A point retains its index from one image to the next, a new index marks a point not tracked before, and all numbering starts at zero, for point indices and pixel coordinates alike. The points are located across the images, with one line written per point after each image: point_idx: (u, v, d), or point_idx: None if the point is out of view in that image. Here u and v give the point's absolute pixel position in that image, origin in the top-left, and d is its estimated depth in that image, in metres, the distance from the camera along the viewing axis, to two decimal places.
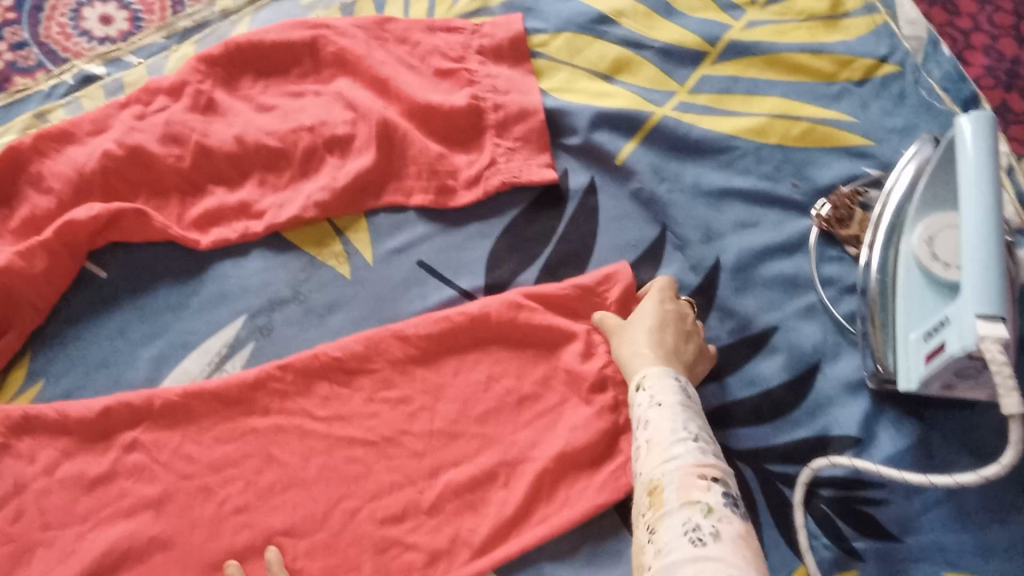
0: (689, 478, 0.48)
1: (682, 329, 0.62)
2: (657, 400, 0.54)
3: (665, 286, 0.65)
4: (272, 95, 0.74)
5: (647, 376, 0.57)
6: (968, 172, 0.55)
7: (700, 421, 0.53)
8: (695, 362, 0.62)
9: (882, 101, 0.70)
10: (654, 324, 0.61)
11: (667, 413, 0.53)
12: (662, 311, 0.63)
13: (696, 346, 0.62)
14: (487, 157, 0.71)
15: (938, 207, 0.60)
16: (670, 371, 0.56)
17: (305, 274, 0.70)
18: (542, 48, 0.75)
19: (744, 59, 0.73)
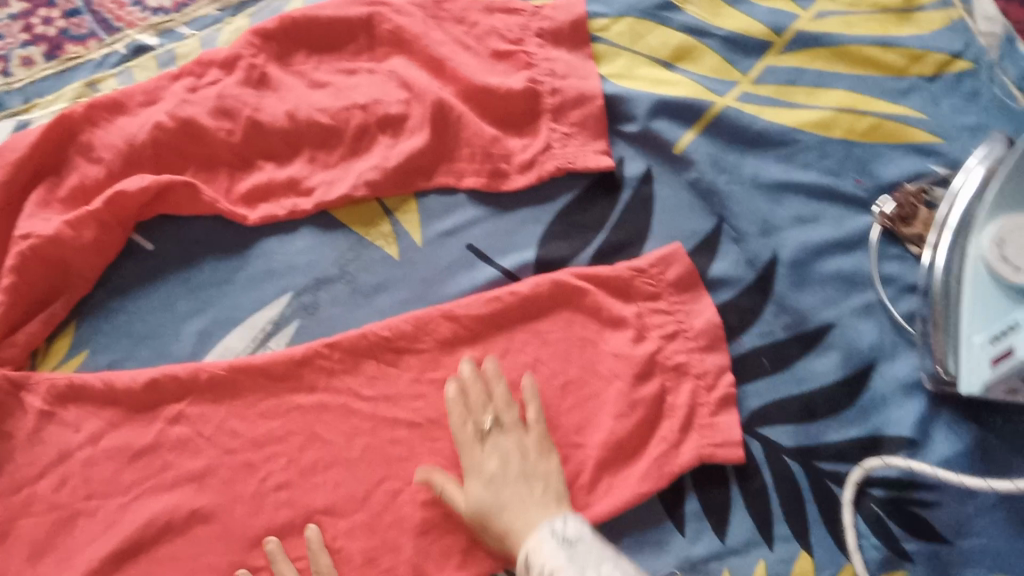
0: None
1: (503, 483, 0.58)
2: (549, 571, 0.51)
3: (456, 411, 0.62)
4: (326, 71, 0.73)
5: (526, 547, 0.54)
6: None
7: (592, 552, 0.51)
8: (548, 480, 0.59)
9: (953, 97, 0.68)
10: (489, 498, 0.58)
11: (560, 573, 0.50)
12: (501, 447, 0.60)
13: (539, 464, 0.59)
14: (543, 142, 0.70)
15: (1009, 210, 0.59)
16: (541, 530, 0.54)
17: (353, 253, 0.70)
18: (603, 33, 0.73)
19: (813, 50, 0.71)
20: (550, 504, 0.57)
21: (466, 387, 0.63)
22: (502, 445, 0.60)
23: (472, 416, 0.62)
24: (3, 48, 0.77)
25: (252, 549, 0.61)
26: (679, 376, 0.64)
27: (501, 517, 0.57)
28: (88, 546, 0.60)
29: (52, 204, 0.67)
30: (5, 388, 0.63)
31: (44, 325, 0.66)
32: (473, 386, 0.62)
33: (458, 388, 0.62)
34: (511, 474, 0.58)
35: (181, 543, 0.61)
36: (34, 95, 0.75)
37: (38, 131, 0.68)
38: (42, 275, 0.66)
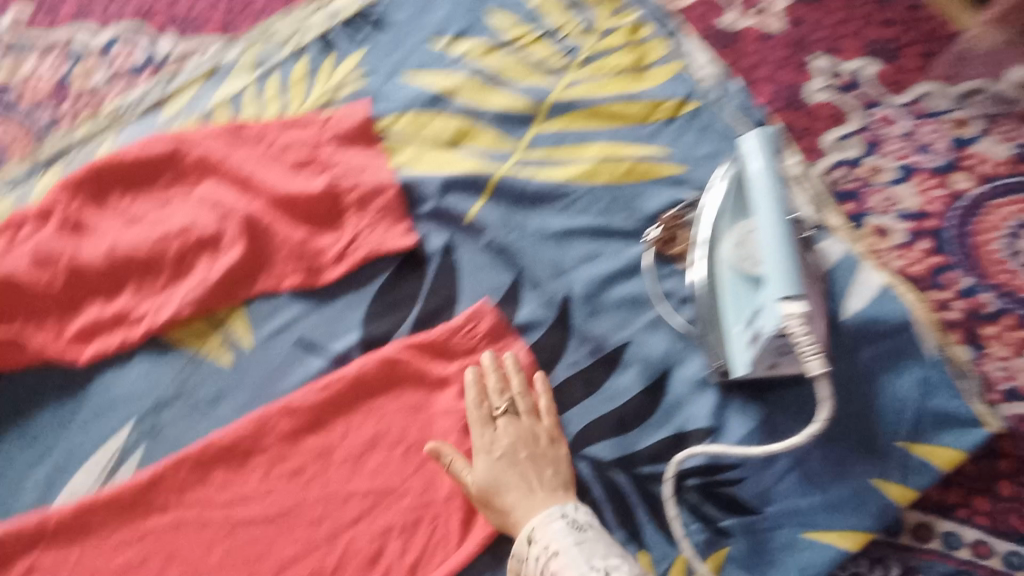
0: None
1: (522, 465, 0.65)
2: (551, 551, 0.56)
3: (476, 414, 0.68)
4: (139, 206, 0.78)
5: (535, 527, 0.59)
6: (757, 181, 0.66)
7: (598, 546, 0.56)
8: (550, 467, 0.65)
9: (690, 133, 0.81)
10: (500, 474, 0.64)
11: (566, 558, 0.54)
12: (515, 427, 0.67)
13: (546, 453, 0.66)
14: (350, 234, 0.76)
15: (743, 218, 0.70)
16: (554, 515, 0.60)
17: (188, 370, 0.73)
18: (389, 127, 0.82)
19: (571, 114, 0.82)
20: (553, 489, 0.64)
21: (479, 377, 0.70)
22: (529, 426, 0.67)
23: (487, 401, 0.69)
24: None
25: None
26: None
27: (504, 496, 0.63)
28: None
29: None
30: None
31: None
32: (495, 372, 0.70)
33: (477, 374, 0.70)
34: (519, 455, 0.65)
35: None
36: None
37: None
38: None
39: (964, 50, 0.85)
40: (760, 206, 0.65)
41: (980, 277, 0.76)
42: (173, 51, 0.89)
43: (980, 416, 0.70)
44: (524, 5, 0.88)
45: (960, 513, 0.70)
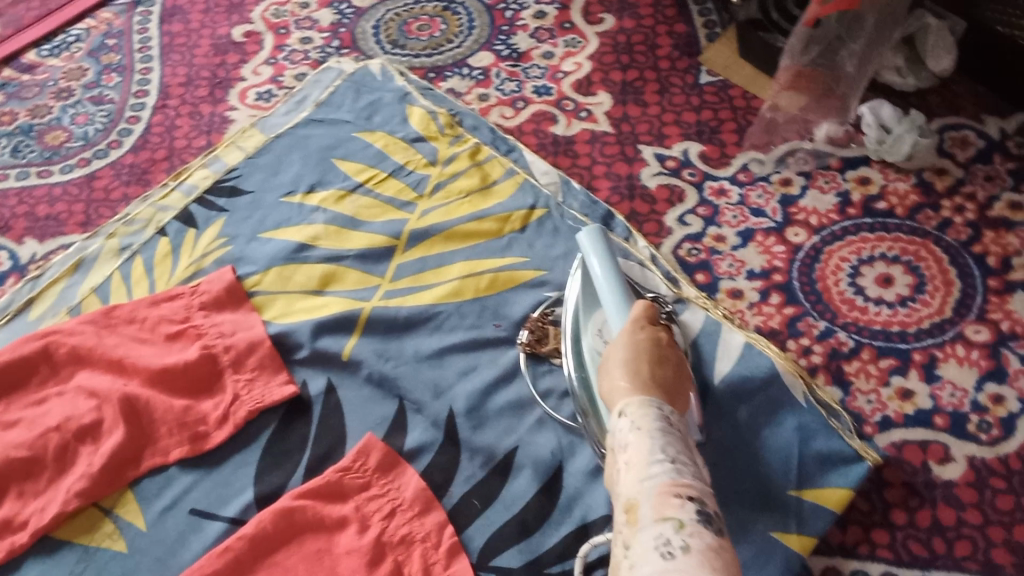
0: (665, 498, 0.48)
1: (649, 360, 0.60)
2: (637, 427, 0.54)
3: (643, 313, 0.64)
4: (16, 409, 0.79)
5: (629, 404, 0.56)
6: (598, 268, 0.71)
7: (681, 444, 0.53)
8: (679, 385, 0.60)
9: (543, 237, 0.85)
10: (625, 357, 0.61)
11: (645, 436, 0.53)
12: (636, 344, 0.61)
13: (675, 369, 0.60)
14: (230, 394, 0.78)
15: (597, 308, 0.74)
16: (652, 402, 0.56)
17: (82, 564, 0.72)
18: (257, 286, 0.85)
19: (428, 240, 0.86)
20: (667, 393, 0.58)
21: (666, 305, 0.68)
22: (673, 354, 0.62)
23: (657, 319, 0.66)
24: None
25: None
26: (408, 546, 0.70)
27: (614, 370, 0.60)
28: None
29: None
30: None
31: None
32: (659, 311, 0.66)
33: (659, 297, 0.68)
34: (658, 357, 0.60)
35: None
36: None
37: None
38: None
39: (768, 121, 0.90)
40: (604, 290, 0.70)
41: (832, 319, 0.79)
42: (35, 254, 0.92)
43: (860, 452, 0.71)
44: (370, 148, 0.94)
45: (863, 550, 0.68)
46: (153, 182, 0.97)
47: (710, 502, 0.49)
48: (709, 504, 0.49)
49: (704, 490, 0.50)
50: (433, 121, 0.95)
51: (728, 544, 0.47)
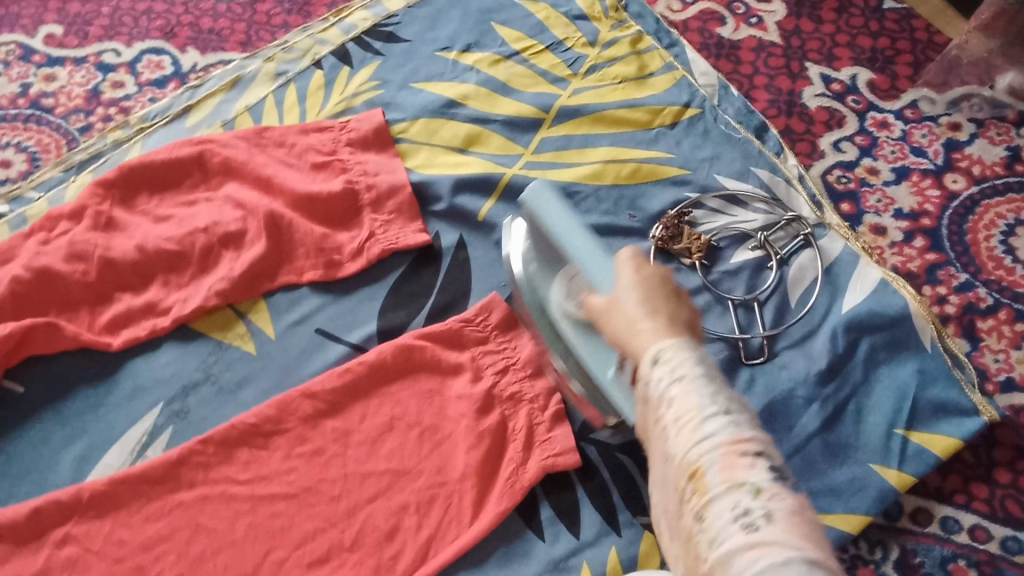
0: (730, 458, 0.42)
1: (659, 299, 0.54)
2: (678, 374, 0.47)
3: (635, 251, 0.59)
4: (168, 206, 0.83)
5: (662, 347, 0.49)
6: (567, 229, 0.69)
7: (727, 389, 0.47)
8: (696, 320, 0.55)
9: (692, 137, 0.85)
10: (641, 295, 0.55)
11: (692, 384, 0.46)
12: (641, 284, 0.56)
13: (688, 304, 0.55)
14: (367, 231, 0.81)
15: (556, 270, 0.72)
16: (685, 343, 0.49)
17: (214, 357, 0.78)
18: (403, 133, 0.87)
19: (577, 119, 0.86)
20: (691, 328, 0.53)
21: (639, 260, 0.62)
22: (675, 290, 0.57)
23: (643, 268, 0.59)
24: None
25: None
26: (515, 403, 0.75)
27: (626, 313, 0.54)
28: None
29: None
30: None
31: None
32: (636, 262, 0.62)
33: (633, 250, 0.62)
34: (663, 295, 0.55)
35: None
36: None
37: None
38: None
39: (951, 60, 0.87)
40: (572, 253, 0.68)
41: (975, 273, 0.78)
42: (196, 65, 0.95)
43: (979, 406, 0.71)
44: (530, 18, 0.93)
45: (959, 499, 0.69)
46: (313, 15, 0.99)
47: (772, 452, 0.44)
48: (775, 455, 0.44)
49: (765, 438, 0.44)
50: (598, 2, 0.94)
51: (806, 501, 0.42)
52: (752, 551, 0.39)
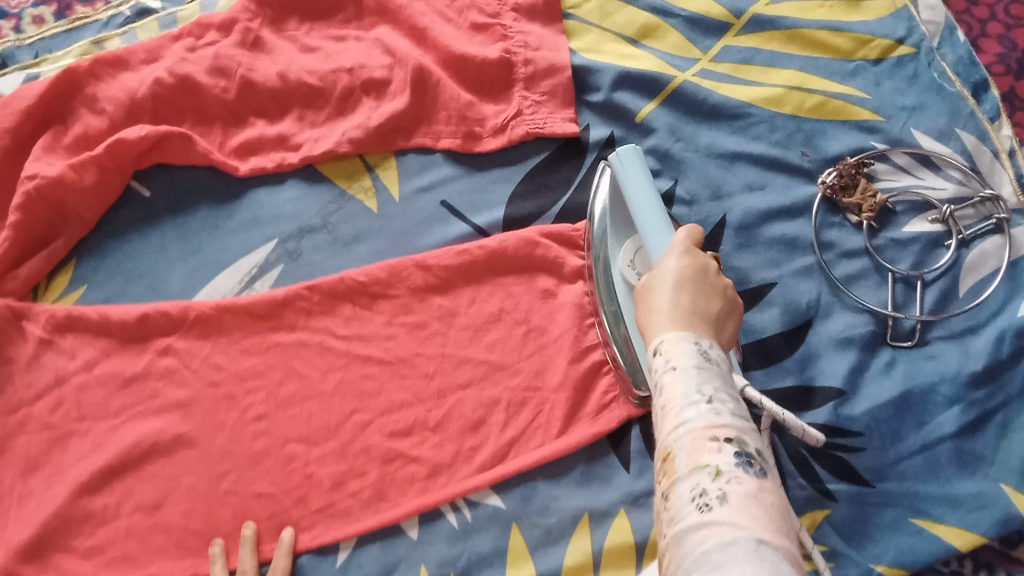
0: (700, 442, 0.41)
1: (690, 286, 0.50)
2: (671, 364, 0.45)
3: (688, 237, 0.54)
4: (317, 37, 0.79)
5: (666, 339, 0.47)
6: (640, 195, 0.62)
7: (722, 379, 0.44)
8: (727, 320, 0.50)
9: (894, 80, 0.74)
10: (674, 278, 0.50)
11: (683, 374, 0.44)
12: (680, 269, 0.51)
13: (726, 300, 0.50)
14: (514, 108, 0.75)
15: (628, 234, 0.67)
16: (687, 335, 0.47)
17: (335, 205, 0.75)
18: (573, 10, 0.79)
19: (767, 33, 0.77)
20: (711, 323, 0.48)
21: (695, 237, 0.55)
22: (719, 280, 0.52)
23: (698, 254, 0.53)
24: (19, 6, 0.86)
25: (228, 479, 0.67)
26: None
27: (653, 298, 0.51)
28: (79, 461, 0.68)
29: (58, 150, 0.74)
30: (8, 318, 0.71)
31: (46, 260, 0.73)
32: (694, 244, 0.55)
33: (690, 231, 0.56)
34: (696, 286, 0.50)
35: (165, 462, 0.68)
36: (42, 50, 0.82)
37: (45, 83, 0.75)
38: (43, 213, 0.73)
39: None
40: (641, 222, 0.60)
41: None
42: None
43: None
44: None
45: None
46: None
47: (754, 438, 0.42)
48: (750, 441, 0.42)
49: (748, 425, 0.42)
50: None
51: (773, 484, 0.41)
52: (703, 533, 0.38)
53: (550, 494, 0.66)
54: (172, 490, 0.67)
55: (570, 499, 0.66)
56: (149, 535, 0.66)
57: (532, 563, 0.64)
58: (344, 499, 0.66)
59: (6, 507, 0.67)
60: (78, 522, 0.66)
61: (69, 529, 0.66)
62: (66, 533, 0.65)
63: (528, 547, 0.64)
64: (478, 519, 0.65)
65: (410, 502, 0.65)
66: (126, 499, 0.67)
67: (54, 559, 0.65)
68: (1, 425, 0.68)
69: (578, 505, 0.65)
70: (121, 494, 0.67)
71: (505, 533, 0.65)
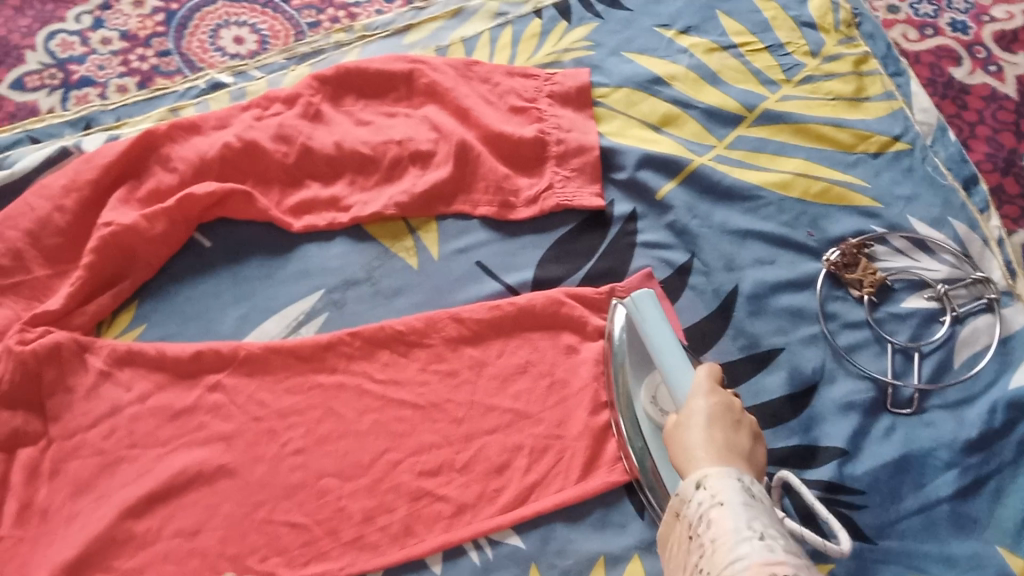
0: (758, 572, 0.42)
1: (718, 423, 0.57)
2: (715, 500, 0.48)
3: (710, 376, 0.61)
4: (371, 113, 0.88)
5: (707, 474, 0.51)
6: (664, 340, 0.66)
7: (770, 520, 0.47)
8: (755, 448, 0.57)
9: (892, 171, 0.82)
10: (705, 419, 0.57)
11: (733, 511, 0.47)
12: (708, 409, 0.58)
13: (750, 432, 0.57)
14: (546, 181, 0.83)
15: (647, 370, 0.72)
16: (729, 470, 0.51)
17: (379, 261, 0.82)
18: (603, 98, 0.88)
19: (777, 125, 0.85)
20: (744, 457, 0.55)
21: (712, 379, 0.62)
22: (737, 414, 0.59)
23: (717, 391, 0.60)
24: (104, 75, 0.96)
25: (265, 508, 0.71)
26: None
27: (683, 438, 0.57)
28: (127, 486, 0.72)
29: (132, 202, 0.83)
30: (73, 350, 0.76)
31: (111, 300, 0.80)
32: (713, 385, 0.61)
33: (710, 371, 0.62)
34: (719, 422, 0.57)
35: (206, 490, 0.72)
36: (124, 115, 0.92)
37: (127, 142, 0.83)
38: (113, 257, 0.80)
39: None
40: (666, 362, 0.64)
41: None
42: None
43: None
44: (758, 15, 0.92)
45: None
46: None
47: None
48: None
49: (806, 567, 0.43)
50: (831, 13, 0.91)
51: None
52: None
53: (567, 537, 0.70)
54: (211, 517, 0.71)
55: (586, 543, 0.70)
56: (186, 558, 0.69)
57: None
58: (373, 532, 0.70)
59: (55, 526, 0.70)
60: (121, 543, 0.70)
61: (112, 550, 0.69)
62: (108, 554, 0.69)
63: None
64: (498, 557, 0.69)
65: (436, 538, 0.69)
66: (166, 523, 0.71)
67: None
68: (56, 449, 0.73)
69: (593, 548, 0.69)
70: (163, 519, 0.71)
71: (524, 572, 0.68)
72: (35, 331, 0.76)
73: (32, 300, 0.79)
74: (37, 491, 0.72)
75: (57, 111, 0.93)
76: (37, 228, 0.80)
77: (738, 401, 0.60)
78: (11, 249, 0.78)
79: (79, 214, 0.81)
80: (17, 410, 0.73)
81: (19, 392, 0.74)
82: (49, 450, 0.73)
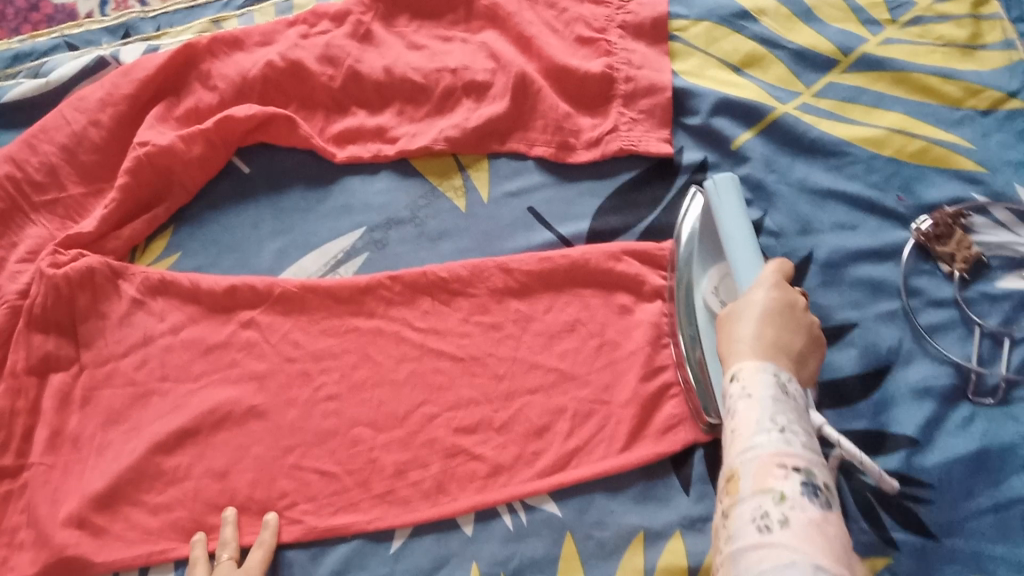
0: (767, 467, 0.44)
1: (776, 318, 0.54)
2: (745, 393, 0.48)
3: (779, 274, 0.57)
4: (425, 35, 0.81)
5: (743, 365, 0.50)
6: (737, 230, 0.62)
7: (795, 414, 0.47)
8: (809, 354, 0.54)
9: (1003, 133, 0.72)
10: (760, 312, 0.54)
11: (759, 403, 0.47)
12: (766, 303, 0.55)
13: (810, 336, 0.54)
14: (610, 123, 0.76)
15: (714, 261, 0.68)
16: (767, 365, 0.50)
17: (424, 201, 0.77)
18: (681, 32, 0.79)
19: (876, 73, 0.76)
20: (792, 357, 0.52)
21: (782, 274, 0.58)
22: (802, 316, 0.55)
23: (787, 290, 0.56)
24: None
25: (295, 453, 0.69)
26: None
27: (734, 327, 0.54)
28: (158, 419, 0.70)
29: (169, 121, 0.78)
30: (106, 275, 0.74)
31: (145, 225, 0.76)
32: (779, 282, 0.56)
33: (779, 267, 0.58)
34: (776, 317, 0.54)
35: (236, 430, 0.70)
36: (165, 24, 0.87)
37: (165, 56, 0.79)
38: (150, 179, 0.76)
39: None
40: (732, 251, 0.62)
41: None
42: None
43: None
44: None
45: None
46: None
47: (821, 470, 0.44)
48: (819, 472, 0.44)
49: (817, 460, 0.45)
50: None
51: (837, 517, 0.43)
52: (759, 551, 0.41)
53: (606, 509, 0.66)
54: (240, 458, 0.69)
55: (627, 515, 0.66)
56: (214, 498, 0.68)
57: (583, 573, 0.64)
58: (404, 487, 0.67)
59: (85, 455, 0.69)
60: (150, 477, 0.68)
61: (140, 484, 0.68)
62: (136, 487, 0.68)
63: (580, 557, 0.64)
64: (533, 523, 0.66)
65: (468, 500, 0.66)
66: (194, 461, 0.69)
67: (125, 512, 0.68)
68: (88, 376, 0.72)
69: (633, 521, 0.65)
70: (194, 456, 0.69)
71: (558, 540, 0.65)
72: (68, 255, 0.73)
73: (66, 220, 0.76)
74: (69, 418, 0.71)
75: (97, 17, 0.88)
76: (73, 144, 0.76)
77: (806, 306, 0.56)
78: (46, 165, 0.76)
79: (114, 130, 0.77)
80: (49, 334, 0.72)
81: (51, 316, 0.72)
82: (82, 377, 0.72)
